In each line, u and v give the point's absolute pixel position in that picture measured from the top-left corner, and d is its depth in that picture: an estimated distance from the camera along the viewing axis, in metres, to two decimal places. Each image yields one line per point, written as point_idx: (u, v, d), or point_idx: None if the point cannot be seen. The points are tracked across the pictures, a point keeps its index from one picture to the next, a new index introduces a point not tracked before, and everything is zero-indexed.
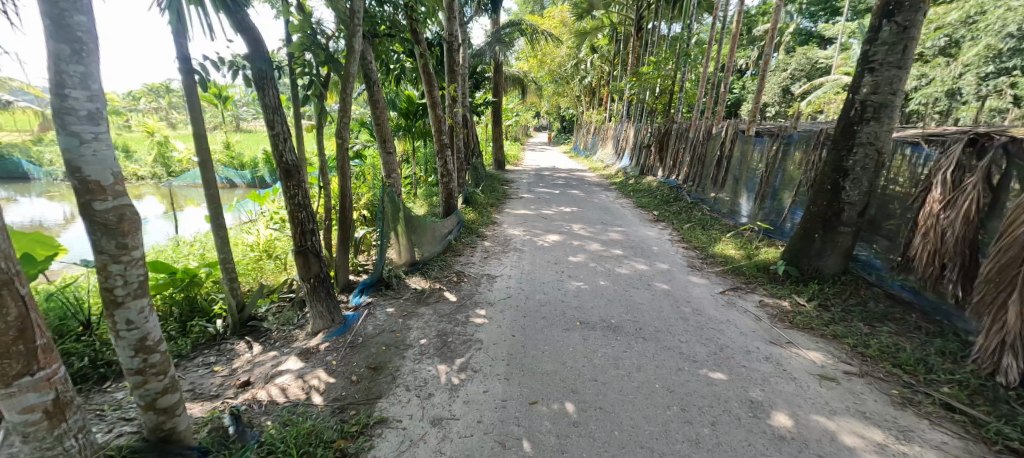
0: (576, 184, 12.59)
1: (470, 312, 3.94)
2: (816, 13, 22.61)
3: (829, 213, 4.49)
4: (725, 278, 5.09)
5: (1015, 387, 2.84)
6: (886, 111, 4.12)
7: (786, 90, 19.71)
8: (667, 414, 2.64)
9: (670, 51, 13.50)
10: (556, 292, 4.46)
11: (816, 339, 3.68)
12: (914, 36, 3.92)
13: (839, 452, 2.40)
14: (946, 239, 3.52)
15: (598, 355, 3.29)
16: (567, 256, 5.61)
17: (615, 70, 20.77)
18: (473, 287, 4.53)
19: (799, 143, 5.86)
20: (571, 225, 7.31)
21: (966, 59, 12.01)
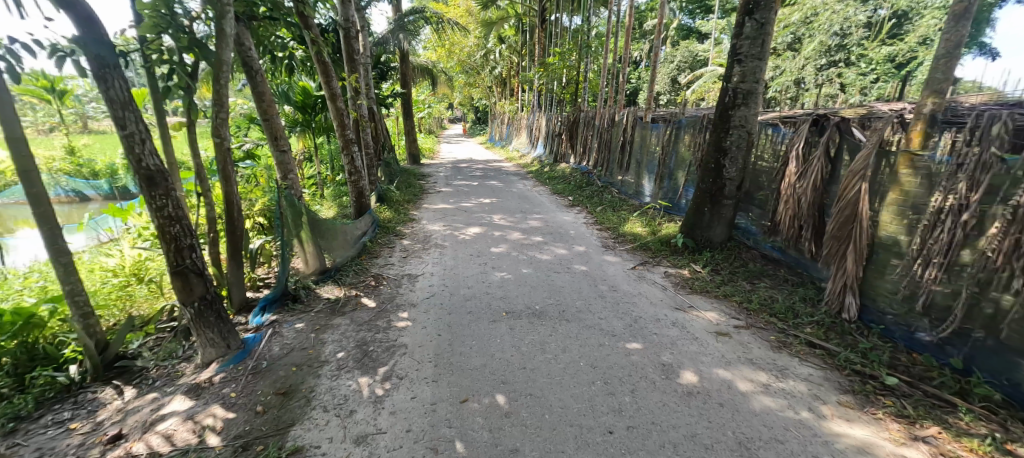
0: (494, 174, 12.63)
1: (391, 316, 3.75)
2: (694, 10, 25.05)
3: (714, 188, 5.01)
4: (634, 254, 5.46)
5: (855, 321, 3.43)
6: (752, 97, 4.67)
7: (674, 80, 21.45)
8: (591, 389, 2.75)
9: (572, 42, 14.05)
10: (480, 285, 4.42)
11: (711, 301, 4.10)
12: (769, 31, 4.47)
13: (734, 398, 2.69)
14: (802, 204, 4.10)
15: (526, 342, 3.33)
16: (489, 248, 5.60)
17: (522, 60, 21.07)
18: (393, 289, 4.32)
19: (688, 127, 6.44)
20: (491, 216, 7.31)
21: (807, 53, 14.18)
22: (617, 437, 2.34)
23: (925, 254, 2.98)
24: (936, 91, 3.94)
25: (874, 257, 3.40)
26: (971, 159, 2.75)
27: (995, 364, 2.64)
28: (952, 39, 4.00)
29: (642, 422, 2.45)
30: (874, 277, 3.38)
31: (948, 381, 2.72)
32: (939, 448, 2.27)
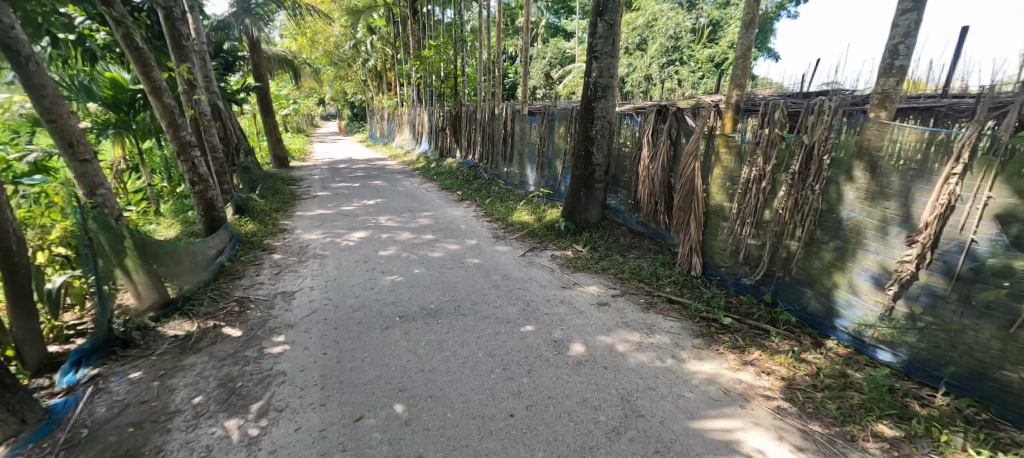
0: (376, 174, 11.96)
1: (263, 342, 3.31)
2: (559, 10, 26.70)
3: (586, 174, 5.43)
4: (523, 241, 5.68)
5: (700, 276, 4.06)
6: (609, 91, 5.15)
7: (547, 75, 22.74)
8: (491, 378, 2.78)
9: (447, 36, 13.88)
10: (368, 292, 4.15)
11: (591, 276, 4.47)
12: (617, 31, 4.96)
13: (615, 359, 2.97)
14: (655, 183, 4.68)
15: (422, 344, 3.23)
16: (376, 252, 5.29)
17: (397, 53, 20.17)
18: (265, 311, 3.81)
19: (560, 119, 6.86)
20: (377, 218, 6.91)
21: (652, 53, 16.14)
22: (517, 419, 2.39)
23: (743, 216, 3.63)
24: (738, 83, 4.80)
25: (710, 222, 4.04)
26: (763, 138, 3.41)
27: (791, 295, 3.34)
28: (746, 41, 4.89)
29: (539, 400, 2.55)
30: (712, 239, 4.02)
31: (764, 313, 3.38)
32: (761, 367, 2.83)
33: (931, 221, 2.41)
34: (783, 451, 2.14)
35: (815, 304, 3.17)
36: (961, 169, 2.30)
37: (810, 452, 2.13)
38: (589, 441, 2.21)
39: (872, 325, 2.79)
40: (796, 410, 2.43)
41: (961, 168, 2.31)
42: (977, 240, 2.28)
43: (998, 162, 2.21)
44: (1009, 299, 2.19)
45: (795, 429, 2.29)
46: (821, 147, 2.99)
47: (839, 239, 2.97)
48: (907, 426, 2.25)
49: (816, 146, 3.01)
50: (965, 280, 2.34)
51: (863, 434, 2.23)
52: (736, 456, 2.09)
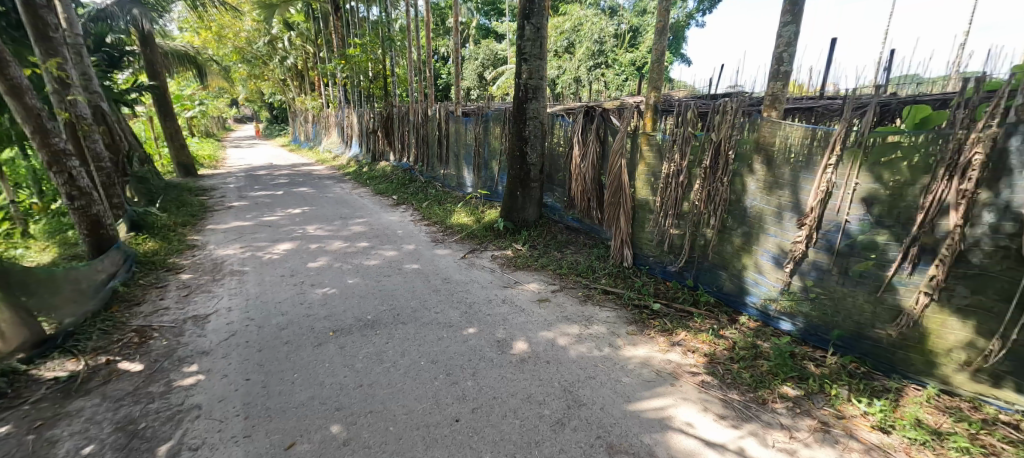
0: (302, 180, 11.24)
1: (172, 375, 2.95)
2: (489, 12, 26.84)
3: (522, 174, 5.53)
4: (463, 243, 5.65)
5: (631, 266, 4.31)
6: (540, 92, 5.29)
7: (480, 76, 22.79)
8: (434, 386, 2.74)
9: (373, 34, 13.36)
10: (298, 308, 3.90)
11: (531, 273, 4.56)
12: (544, 35, 5.11)
13: (556, 353, 3.07)
14: (587, 180, 4.89)
15: (359, 358, 3.09)
16: (305, 264, 4.98)
17: (319, 51, 19.06)
18: (171, 340, 3.40)
19: (494, 120, 6.93)
20: (304, 227, 6.49)
21: (580, 56, 16.74)
22: (463, 424, 2.37)
23: (665, 208, 3.91)
24: (655, 86, 5.16)
25: (638, 216, 4.31)
26: (678, 136, 3.70)
27: (709, 278, 3.67)
28: (660, 47, 5.27)
29: (484, 402, 2.55)
30: (640, 231, 4.28)
31: (687, 297, 3.67)
32: (687, 347, 3.07)
33: (815, 205, 2.78)
34: (708, 421, 2.34)
35: (729, 285, 3.50)
36: (835, 160, 2.68)
37: (731, 419, 2.35)
38: (535, 435, 2.26)
39: (775, 299, 3.15)
40: (718, 382, 2.68)
41: (835, 159, 2.68)
42: (850, 220, 2.67)
43: (860, 153, 2.59)
44: (876, 268, 2.59)
45: (718, 400, 2.51)
46: (727, 143, 3.31)
47: (745, 226, 3.31)
48: (806, 385, 2.57)
49: (722, 143, 3.34)
50: (843, 255, 2.73)
51: (773, 396, 2.51)
52: (669, 431, 2.25)
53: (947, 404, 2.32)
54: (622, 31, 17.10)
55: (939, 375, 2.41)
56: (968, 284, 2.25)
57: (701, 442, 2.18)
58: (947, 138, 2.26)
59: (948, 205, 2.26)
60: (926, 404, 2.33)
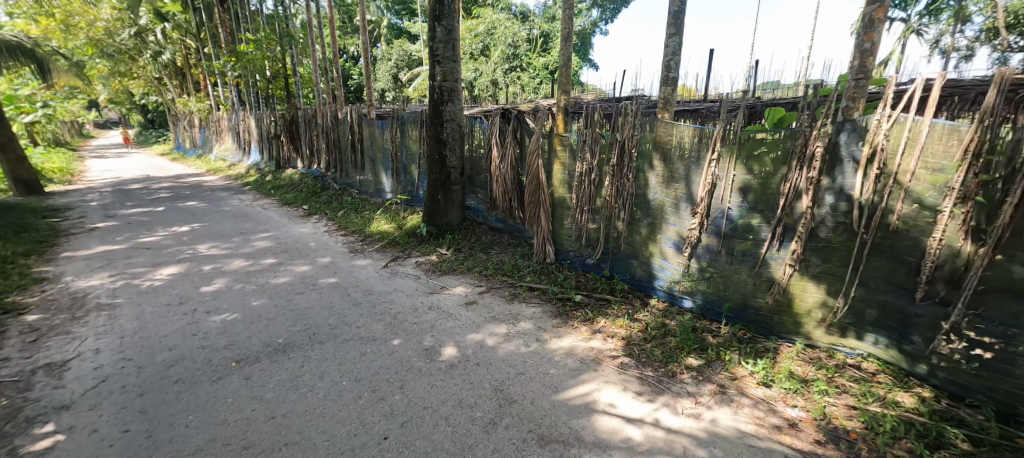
0: (191, 193, 9.94)
1: (14, 442, 2.24)
2: (400, 11, 26.18)
3: (443, 177, 5.49)
4: (384, 252, 5.45)
5: (553, 262, 4.52)
6: (455, 95, 5.31)
7: (394, 77, 22.08)
8: (358, 405, 2.46)
9: (269, 29, 12.28)
10: (189, 340, 3.24)
11: (458, 277, 4.56)
12: (456, 37, 5.13)
13: (485, 354, 3.04)
14: (507, 181, 5.02)
15: (268, 388, 2.64)
16: (197, 288, 4.24)
17: (204, 46, 17.04)
18: (12, 399, 2.59)
19: (411, 122, 6.78)
20: (196, 245, 5.75)
21: (495, 58, 16.97)
22: (392, 442, 2.17)
23: (581, 205, 4.17)
24: (564, 90, 5.39)
25: (557, 213, 4.52)
26: (588, 137, 3.96)
27: (623, 267, 3.97)
28: (566, 52, 5.56)
29: (413, 414, 2.37)
30: (560, 227, 4.50)
31: (605, 286, 3.94)
32: (606, 332, 3.30)
33: (704, 196, 3.16)
34: (628, 399, 2.53)
35: (641, 271, 3.81)
36: (717, 155, 3.08)
37: (647, 394, 2.57)
38: (468, 439, 2.19)
39: (678, 281, 3.51)
40: (634, 362, 2.92)
41: (717, 154, 3.08)
42: (731, 207, 3.08)
43: (735, 148, 3.00)
44: (754, 247, 3.02)
45: (635, 378, 2.75)
46: (630, 142, 3.62)
47: (650, 217, 3.65)
48: (706, 354, 2.91)
49: (626, 142, 3.64)
50: (728, 237, 3.14)
51: (680, 368, 2.81)
52: (593, 413, 2.39)
53: (811, 356, 2.78)
54: (533, 36, 17.75)
55: (804, 332, 2.88)
56: (819, 255, 2.73)
57: (622, 419, 2.34)
58: (798, 134, 2.70)
59: (801, 190, 2.72)
60: (796, 358, 2.78)
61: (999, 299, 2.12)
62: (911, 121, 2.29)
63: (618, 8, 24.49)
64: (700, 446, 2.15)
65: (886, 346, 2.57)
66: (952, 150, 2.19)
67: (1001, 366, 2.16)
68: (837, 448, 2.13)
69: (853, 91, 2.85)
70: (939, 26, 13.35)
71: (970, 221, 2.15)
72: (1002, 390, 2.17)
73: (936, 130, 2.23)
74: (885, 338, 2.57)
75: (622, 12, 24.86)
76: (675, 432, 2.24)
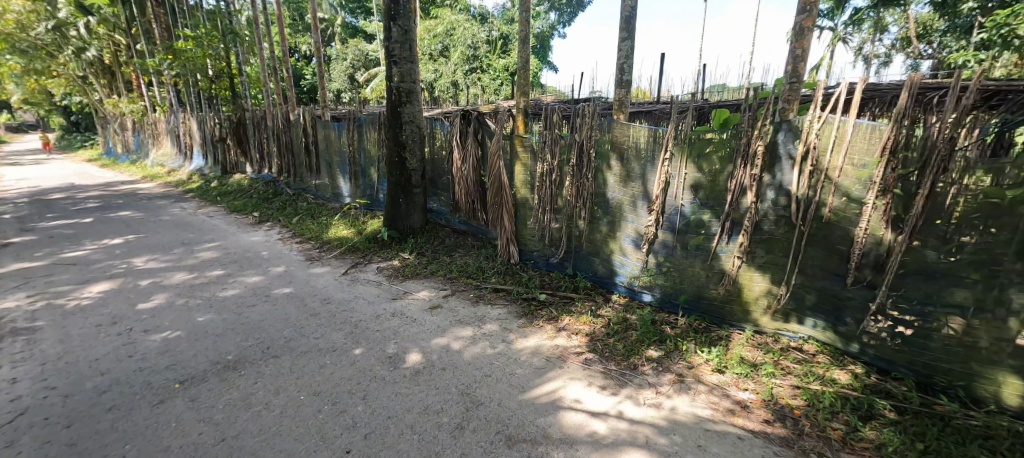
0: (124, 202, 9.17)
1: None
2: (355, 10, 25.47)
3: (403, 180, 5.40)
4: (343, 259, 5.28)
5: (517, 262, 4.55)
6: (414, 96, 5.25)
7: (351, 77, 21.44)
8: (318, 420, 2.32)
9: (212, 26, 11.59)
10: (125, 362, 2.90)
11: (422, 281, 4.49)
12: (412, 37, 5.08)
13: (451, 358, 3.01)
14: (469, 183, 5.02)
15: (216, 409, 2.41)
16: (132, 306, 3.83)
17: (137, 43, 15.81)
18: None
19: (369, 124, 6.63)
20: (132, 257, 5.30)
21: (455, 59, 16.86)
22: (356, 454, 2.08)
23: (543, 205, 4.24)
24: (523, 91, 5.44)
25: (519, 213, 4.56)
26: (548, 138, 4.03)
27: (585, 265, 4.07)
28: (524, 54, 5.62)
29: (376, 424, 2.28)
30: (523, 228, 4.55)
31: (568, 285, 4.02)
32: (571, 330, 3.37)
33: (658, 193, 3.30)
34: (593, 394, 2.59)
35: (602, 269, 3.92)
36: (670, 154, 3.22)
37: (610, 388, 2.65)
38: (435, 446, 2.14)
39: (637, 276, 3.64)
40: (598, 357, 3.00)
41: (670, 154, 3.22)
42: (684, 204, 3.23)
43: (686, 147, 3.15)
44: (706, 241, 3.19)
45: (600, 373, 2.82)
46: (588, 143, 3.72)
47: (609, 215, 3.76)
48: (665, 346, 3.03)
49: (584, 143, 3.74)
50: (682, 233, 3.29)
51: (641, 360, 2.91)
52: (559, 411, 2.42)
53: (759, 341, 2.96)
54: (493, 37, 17.83)
55: (752, 320, 3.06)
56: (763, 246, 2.93)
57: (588, 414, 2.40)
58: (742, 134, 2.88)
59: (746, 186, 2.90)
60: (747, 344, 2.96)
61: (916, 280, 2.35)
62: (838, 121, 2.50)
63: (574, 12, 25.06)
64: (661, 434, 2.24)
65: (823, 329, 2.79)
66: (873, 148, 2.41)
67: (919, 341, 2.40)
68: (784, 426, 2.28)
69: (788, 94, 3.08)
70: (862, 35, 14.65)
71: (890, 212, 2.38)
72: (921, 363, 2.41)
73: (859, 129, 2.45)
74: (822, 322, 2.78)
75: (579, 16, 25.47)
76: (638, 423, 2.32)
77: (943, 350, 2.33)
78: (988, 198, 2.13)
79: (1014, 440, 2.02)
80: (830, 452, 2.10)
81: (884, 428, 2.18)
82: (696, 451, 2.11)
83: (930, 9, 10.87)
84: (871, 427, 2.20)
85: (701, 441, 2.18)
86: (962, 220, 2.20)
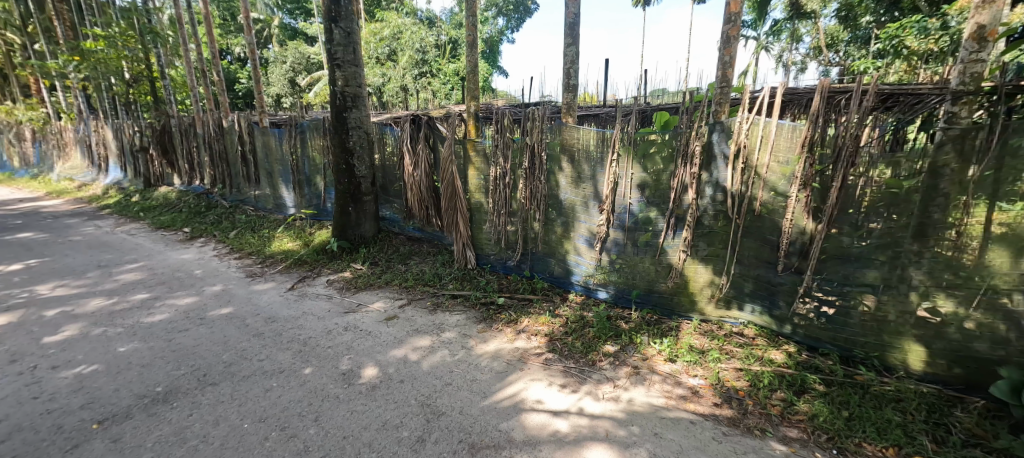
0: (23, 222, 8.13)
1: None
2: (293, 11, 24.25)
3: (352, 188, 5.22)
4: (289, 273, 5.01)
5: (475, 267, 4.54)
6: (359, 100, 5.09)
7: (291, 81, 20.39)
8: (265, 448, 2.18)
9: (127, 24, 10.56)
10: (28, 405, 2.56)
11: (376, 292, 4.36)
12: (355, 40, 4.93)
13: (409, 369, 2.94)
14: (422, 189, 4.94)
15: (145, 448, 2.20)
16: (36, 340, 3.40)
17: (36, 43, 14.08)
18: None
19: (312, 130, 6.36)
20: (36, 284, 4.71)
21: (402, 63, 16.52)
22: None
23: (498, 209, 4.27)
24: (473, 95, 5.45)
25: (474, 218, 4.56)
26: (500, 141, 4.07)
27: (542, 266, 4.13)
28: (473, 59, 5.63)
29: (331, 447, 2.18)
30: (478, 232, 4.54)
31: (526, 286, 4.07)
32: (530, 331, 3.41)
33: (608, 193, 3.43)
34: (553, 393, 2.64)
35: (558, 268, 4.00)
36: (617, 155, 3.36)
37: (571, 386, 2.71)
38: None
39: (592, 274, 3.75)
40: (558, 356, 3.06)
41: (617, 155, 3.36)
42: (632, 202, 3.38)
43: (631, 148, 3.30)
44: (653, 237, 3.35)
45: (559, 372, 2.88)
46: (540, 146, 3.80)
47: (563, 216, 3.84)
48: (620, 340, 3.15)
49: (536, 146, 3.81)
50: (631, 230, 3.44)
51: (599, 356, 3.01)
52: (521, 414, 2.44)
53: (705, 329, 3.16)
54: (441, 41, 17.73)
55: (699, 309, 3.26)
56: (704, 240, 3.13)
57: (549, 414, 2.43)
58: (681, 134, 3.06)
59: (686, 184, 3.09)
60: (694, 332, 3.14)
61: (836, 264, 2.61)
62: (763, 122, 2.72)
63: (522, 18, 25.47)
64: (620, 426, 2.32)
65: (760, 313, 3.02)
66: (794, 145, 2.65)
67: (840, 319, 2.66)
68: (730, 407, 2.44)
69: (720, 97, 3.32)
70: (782, 44, 16.03)
71: (811, 203, 2.63)
72: (842, 338, 2.68)
73: (781, 129, 2.68)
74: (759, 307, 3.02)
75: (526, 22, 25.87)
76: (597, 418, 2.39)
77: (861, 326, 2.60)
78: (889, 188, 2.40)
79: (919, 401, 2.29)
80: (770, 427, 2.27)
81: (815, 400, 2.39)
82: (653, 439, 2.21)
83: (835, 22, 12.15)
84: (804, 400, 2.41)
85: (658, 429, 2.28)
86: (870, 208, 2.47)
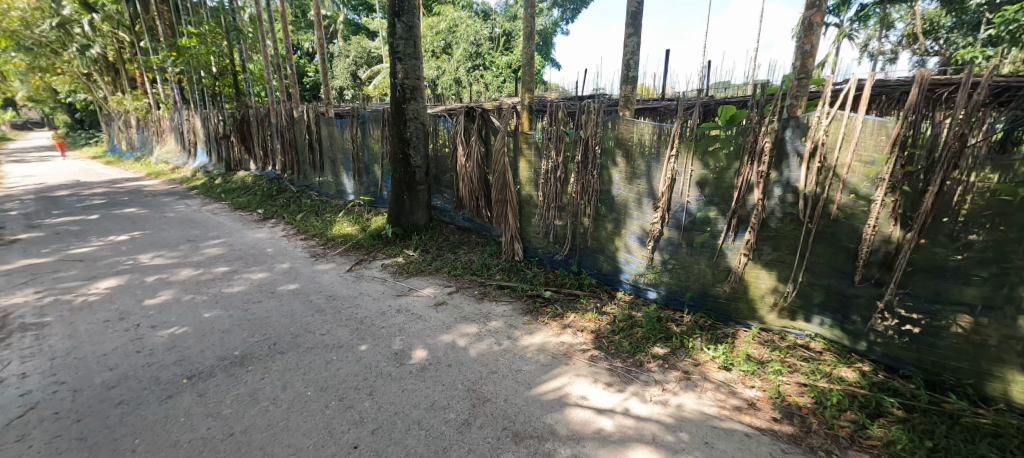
0: (129, 199, 9.21)
1: None
2: (357, 7, 25.36)
3: (407, 177, 5.40)
4: (348, 255, 5.31)
5: (521, 260, 4.55)
6: (417, 92, 5.24)
7: (353, 74, 21.42)
8: (324, 415, 2.34)
9: (215, 22, 11.54)
10: (132, 358, 2.91)
11: (427, 278, 4.50)
12: (416, 33, 5.06)
13: (456, 355, 3.02)
14: (474, 180, 5.02)
15: (224, 405, 2.43)
16: (139, 302, 3.85)
17: (140, 40, 15.78)
18: None
19: (372, 121, 6.63)
20: (138, 254, 5.32)
21: (457, 56, 16.78)
22: (364, 449, 2.09)
23: (548, 202, 4.24)
24: (528, 88, 5.43)
25: (523, 211, 4.56)
26: (554, 134, 4.03)
27: (590, 262, 4.07)
28: (528, 51, 5.59)
29: (383, 421, 2.29)
30: (527, 225, 4.55)
31: (572, 282, 4.03)
32: (576, 327, 3.38)
33: (664, 191, 3.29)
34: (598, 391, 2.60)
35: (607, 266, 3.92)
36: (676, 151, 3.21)
37: (617, 385, 2.65)
38: (442, 442, 2.15)
39: (642, 274, 3.64)
40: (604, 354, 3.00)
41: (676, 150, 3.21)
42: (690, 201, 3.22)
43: (692, 144, 3.15)
44: (712, 238, 3.19)
45: (605, 370, 2.83)
46: (593, 140, 3.72)
47: (615, 212, 3.75)
48: (671, 342, 3.04)
49: (589, 140, 3.74)
50: (687, 229, 3.29)
51: (648, 357, 2.92)
52: (566, 408, 2.43)
53: (766, 338, 2.96)
54: (496, 33, 17.84)
55: (759, 317, 3.07)
56: (770, 244, 2.93)
57: (594, 411, 2.41)
58: (748, 130, 2.87)
59: (752, 183, 2.89)
60: (753, 342, 2.96)
61: (925, 278, 2.34)
62: (846, 118, 2.48)
63: (577, 9, 24.95)
64: (669, 430, 2.25)
65: (830, 327, 2.78)
66: (881, 145, 2.40)
67: (928, 339, 2.39)
68: (792, 423, 2.28)
69: (795, 90, 3.08)
70: (867, 31, 14.50)
71: (899, 209, 2.38)
72: (929, 361, 2.41)
73: (867, 126, 2.44)
74: (829, 319, 2.78)
75: (582, 13, 25.32)
76: (644, 420, 2.33)
77: (952, 348, 2.32)
78: (999, 196, 2.12)
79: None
80: (837, 449, 2.10)
81: (893, 425, 2.17)
82: (705, 448, 2.11)
83: (936, 6, 10.75)
84: (879, 424, 2.20)
85: (709, 438, 2.18)
86: (971, 218, 2.19)
